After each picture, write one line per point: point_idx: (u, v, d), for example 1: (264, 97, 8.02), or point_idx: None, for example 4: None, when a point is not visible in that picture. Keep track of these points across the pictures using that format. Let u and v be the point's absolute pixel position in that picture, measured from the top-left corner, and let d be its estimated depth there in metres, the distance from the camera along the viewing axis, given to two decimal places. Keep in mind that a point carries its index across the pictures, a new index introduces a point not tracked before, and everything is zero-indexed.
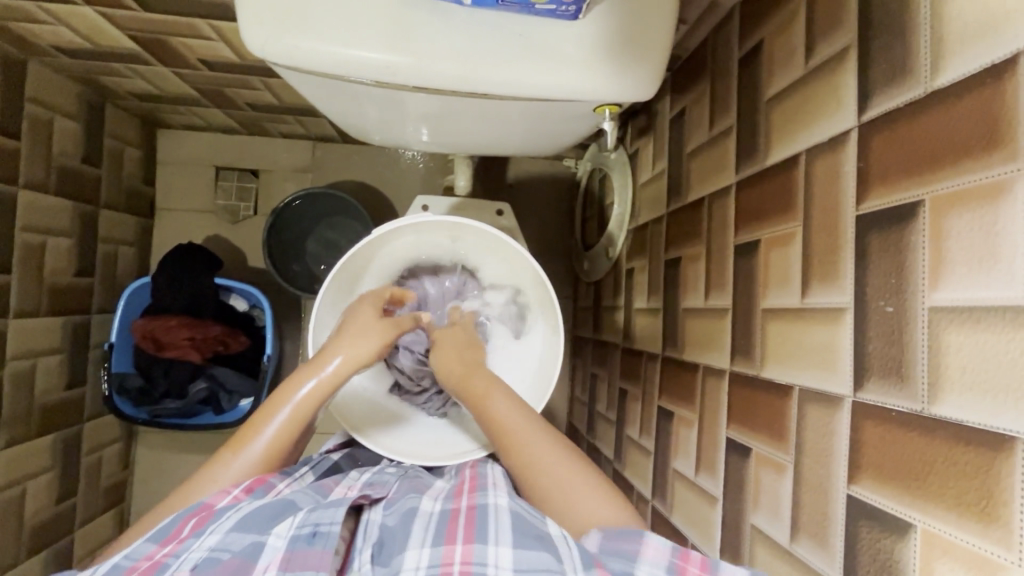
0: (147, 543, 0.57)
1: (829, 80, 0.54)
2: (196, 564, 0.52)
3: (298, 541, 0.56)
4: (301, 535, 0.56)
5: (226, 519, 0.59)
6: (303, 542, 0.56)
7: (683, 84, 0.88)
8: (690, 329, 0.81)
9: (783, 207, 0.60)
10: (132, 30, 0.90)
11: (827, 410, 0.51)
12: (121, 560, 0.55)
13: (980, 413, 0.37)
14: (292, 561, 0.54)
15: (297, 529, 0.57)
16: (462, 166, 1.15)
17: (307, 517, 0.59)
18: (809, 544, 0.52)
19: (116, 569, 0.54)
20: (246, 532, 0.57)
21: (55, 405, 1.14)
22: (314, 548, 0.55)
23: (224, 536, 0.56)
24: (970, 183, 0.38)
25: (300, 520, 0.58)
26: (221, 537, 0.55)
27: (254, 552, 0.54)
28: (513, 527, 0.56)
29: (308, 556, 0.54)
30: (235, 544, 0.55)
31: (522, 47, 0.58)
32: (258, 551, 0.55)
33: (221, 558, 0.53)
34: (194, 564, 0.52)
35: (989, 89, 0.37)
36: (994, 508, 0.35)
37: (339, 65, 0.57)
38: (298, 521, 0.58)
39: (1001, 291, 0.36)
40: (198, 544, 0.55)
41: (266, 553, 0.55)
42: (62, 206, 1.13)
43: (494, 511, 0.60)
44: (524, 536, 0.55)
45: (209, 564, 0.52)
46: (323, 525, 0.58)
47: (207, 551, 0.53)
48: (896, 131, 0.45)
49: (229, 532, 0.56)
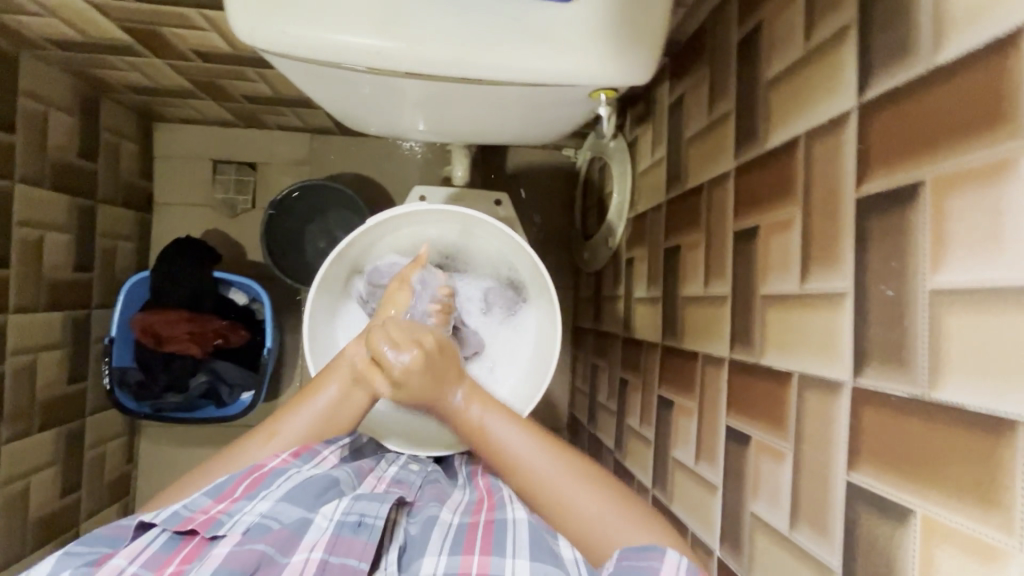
0: (205, 496, 0.62)
1: (830, 60, 0.52)
2: (247, 529, 0.58)
3: (344, 527, 0.59)
4: (346, 523, 0.59)
5: (276, 486, 0.63)
6: (349, 529, 0.59)
7: (681, 68, 0.87)
8: (690, 318, 0.80)
9: (782, 191, 0.59)
10: (124, 21, 0.89)
11: (827, 396, 0.50)
12: (181, 509, 0.60)
13: (982, 397, 0.36)
14: (337, 544, 0.58)
15: (343, 514, 0.60)
16: (459, 156, 1.14)
17: (352, 504, 0.62)
18: (808, 532, 0.52)
19: (175, 516, 0.59)
20: (294, 504, 0.61)
21: (58, 399, 1.15)
22: (358, 538, 0.58)
23: (275, 504, 0.61)
24: (972, 162, 0.37)
25: (346, 506, 0.61)
26: (271, 505, 0.60)
27: (302, 527, 0.59)
28: (531, 542, 0.57)
29: (352, 544, 0.58)
30: (284, 515, 0.60)
31: (515, 31, 0.57)
32: (306, 526, 0.60)
33: (271, 527, 0.58)
34: (246, 529, 0.57)
35: (993, 64, 0.36)
36: (996, 494, 0.35)
37: (330, 52, 0.56)
38: (344, 507, 0.61)
39: (1003, 273, 0.35)
40: (251, 508, 0.60)
41: (312, 531, 0.59)
42: (59, 201, 1.13)
43: (512, 524, 0.61)
44: (540, 552, 0.56)
45: (259, 531, 0.57)
46: (368, 516, 0.60)
47: (258, 517, 0.59)
48: (897, 110, 0.44)
49: (279, 501, 0.61)
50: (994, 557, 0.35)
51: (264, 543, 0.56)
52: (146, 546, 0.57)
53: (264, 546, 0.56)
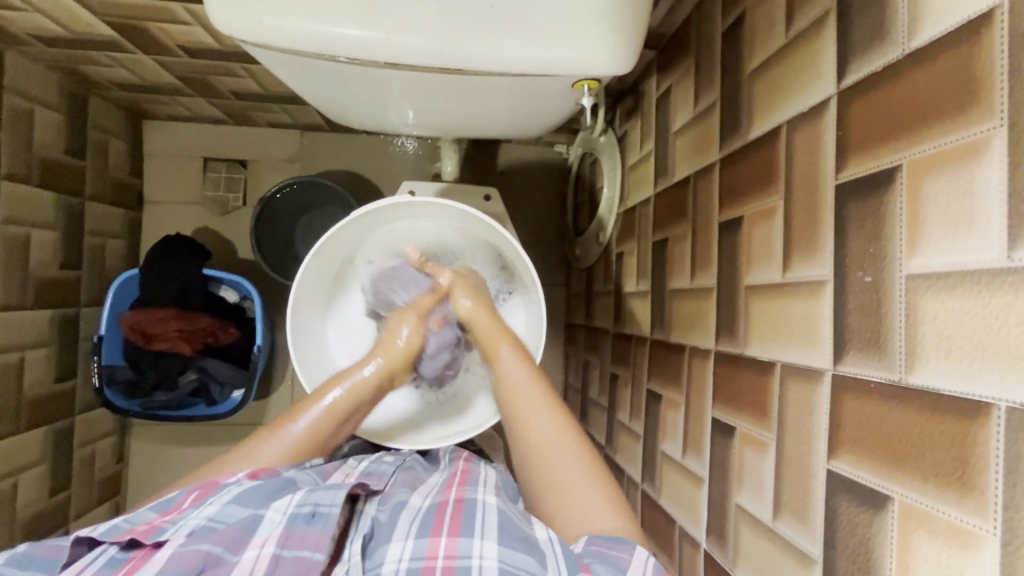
0: (149, 511, 0.62)
1: (809, 48, 0.52)
2: (192, 531, 0.56)
3: (297, 519, 0.59)
4: (300, 515, 0.59)
5: (225, 492, 0.61)
6: (302, 521, 0.59)
7: (668, 61, 0.87)
8: (677, 310, 0.80)
9: (765, 180, 0.58)
10: (108, 16, 0.89)
11: (808, 385, 0.50)
12: (121, 522, 0.59)
13: (956, 381, 0.36)
14: (291, 538, 0.57)
15: (297, 506, 0.60)
16: (448, 151, 1.14)
17: (307, 496, 0.61)
18: (790, 522, 0.51)
19: (115, 530, 0.58)
20: (242, 506, 0.60)
21: (46, 398, 1.14)
22: (313, 529, 0.58)
23: (223, 507, 0.59)
24: (945, 146, 0.37)
25: (300, 498, 0.60)
26: (219, 509, 0.59)
27: (252, 524, 0.58)
28: (500, 525, 0.57)
29: (307, 535, 0.58)
30: (232, 516, 0.58)
31: (495, 21, 0.57)
32: (256, 523, 0.58)
33: (216, 527, 0.57)
34: (190, 531, 0.56)
35: (965, 46, 0.36)
36: (970, 477, 0.34)
37: (309, 42, 0.56)
38: (297, 499, 0.60)
39: (976, 255, 0.35)
40: (196, 513, 0.58)
41: (263, 527, 0.58)
42: (46, 198, 1.12)
43: (482, 506, 0.61)
44: (508, 536, 0.56)
45: (205, 532, 0.56)
46: (322, 505, 0.60)
47: (204, 520, 0.57)
48: (873, 96, 0.44)
49: (227, 504, 0.59)
50: (968, 541, 0.34)
51: (209, 543, 0.55)
52: (86, 566, 0.55)
53: (210, 545, 0.55)
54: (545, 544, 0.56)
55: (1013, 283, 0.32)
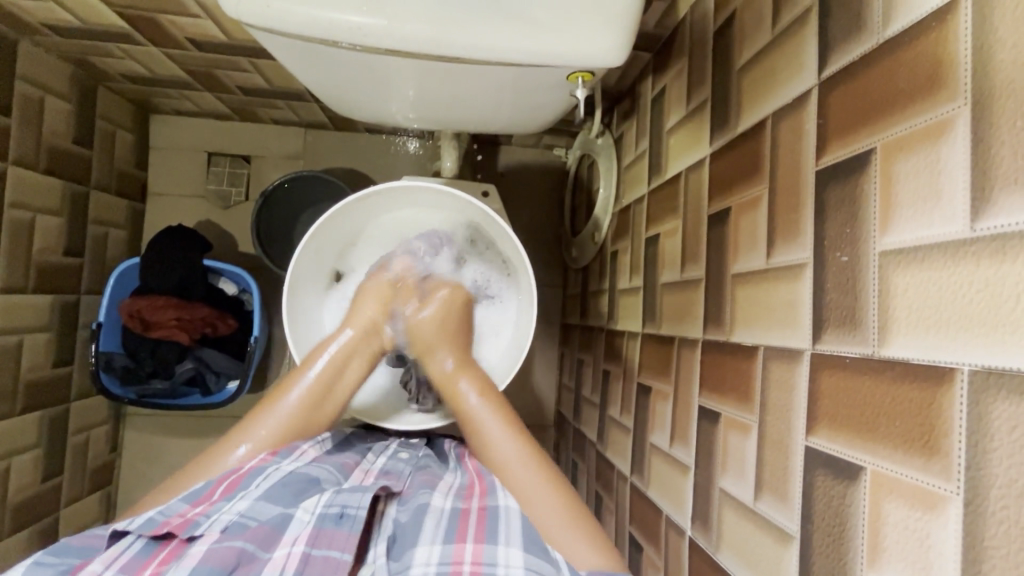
0: (181, 502, 0.62)
1: (793, 43, 0.54)
2: (226, 528, 0.57)
3: (326, 520, 0.59)
4: (328, 515, 0.60)
5: (255, 487, 0.63)
6: (331, 521, 0.59)
7: (663, 62, 0.89)
8: (667, 303, 0.81)
9: (751, 171, 0.60)
10: (121, 7, 0.92)
11: (789, 365, 0.51)
12: (156, 515, 0.59)
13: (924, 349, 0.37)
14: (319, 537, 0.58)
15: (325, 507, 0.61)
16: (448, 149, 1.16)
17: (333, 498, 0.62)
18: (771, 501, 0.52)
19: (150, 523, 0.58)
20: (273, 504, 0.61)
21: (43, 381, 1.15)
22: (341, 529, 0.59)
23: (253, 503, 0.61)
24: (914, 127, 0.39)
25: (327, 500, 0.62)
26: (250, 505, 0.60)
27: (282, 523, 0.59)
28: (524, 533, 0.58)
29: (335, 536, 0.58)
30: (262, 513, 0.60)
31: (493, 11, 0.59)
32: (286, 522, 0.60)
33: (248, 525, 0.58)
34: (224, 527, 0.57)
35: (933, 32, 0.38)
36: (935, 441, 0.36)
37: (314, 28, 0.58)
38: (325, 500, 0.62)
39: (942, 228, 0.36)
40: (229, 508, 0.60)
41: (293, 525, 0.59)
42: (52, 185, 1.14)
43: (506, 511, 0.62)
44: (531, 543, 0.56)
45: (238, 529, 0.57)
46: (349, 507, 0.61)
47: (237, 516, 0.58)
48: (851, 85, 0.46)
49: (257, 501, 0.61)
50: (933, 503, 0.36)
51: (242, 539, 0.55)
52: (122, 552, 0.55)
53: (243, 543, 0.55)
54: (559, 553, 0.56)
55: (975, 252, 0.34)
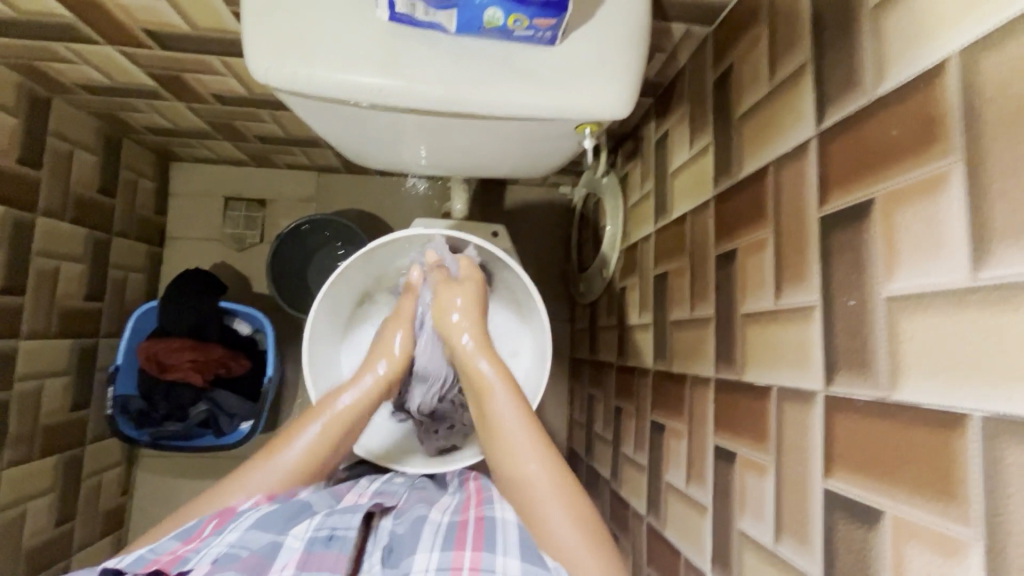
0: (172, 540, 0.60)
1: (791, 95, 0.57)
2: (216, 559, 0.55)
3: (316, 542, 0.59)
4: (318, 539, 0.60)
5: (244, 519, 0.62)
6: (320, 544, 0.59)
7: (665, 108, 0.93)
8: (678, 341, 0.82)
9: (756, 215, 0.62)
10: (150, 68, 0.97)
11: (803, 407, 0.51)
12: (146, 553, 0.59)
13: (936, 394, 0.38)
14: (309, 561, 0.57)
15: (314, 531, 0.61)
16: (459, 191, 1.20)
17: (324, 520, 0.62)
18: (792, 544, 0.52)
19: (140, 560, 0.58)
20: (264, 531, 0.60)
21: (60, 425, 1.16)
22: (331, 550, 0.59)
23: (243, 533, 0.59)
24: (912, 179, 0.41)
25: (318, 523, 0.62)
26: (240, 535, 0.59)
27: (272, 551, 0.58)
28: (519, 542, 0.60)
29: (325, 557, 0.58)
30: (254, 542, 0.58)
31: (503, 71, 0.63)
32: (276, 550, 0.58)
33: (240, 555, 0.56)
34: (214, 560, 0.55)
35: (923, 92, 0.41)
36: (952, 487, 0.36)
37: (336, 89, 0.62)
38: (315, 524, 0.61)
39: (946, 276, 0.38)
40: (219, 540, 0.58)
41: (283, 553, 0.58)
42: (76, 233, 1.18)
43: (501, 523, 0.63)
44: (529, 554, 0.57)
45: (228, 560, 0.55)
46: (339, 529, 0.61)
47: (227, 547, 0.57)
48: (849, 137, 0.48)
49: (249, 530, 0.59)
50: (955, 548, 0.36)
51: (235, 569, 0.54)
52: None
53: (235, 572, 0.54)
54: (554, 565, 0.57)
55: (980, 301, 0.35)
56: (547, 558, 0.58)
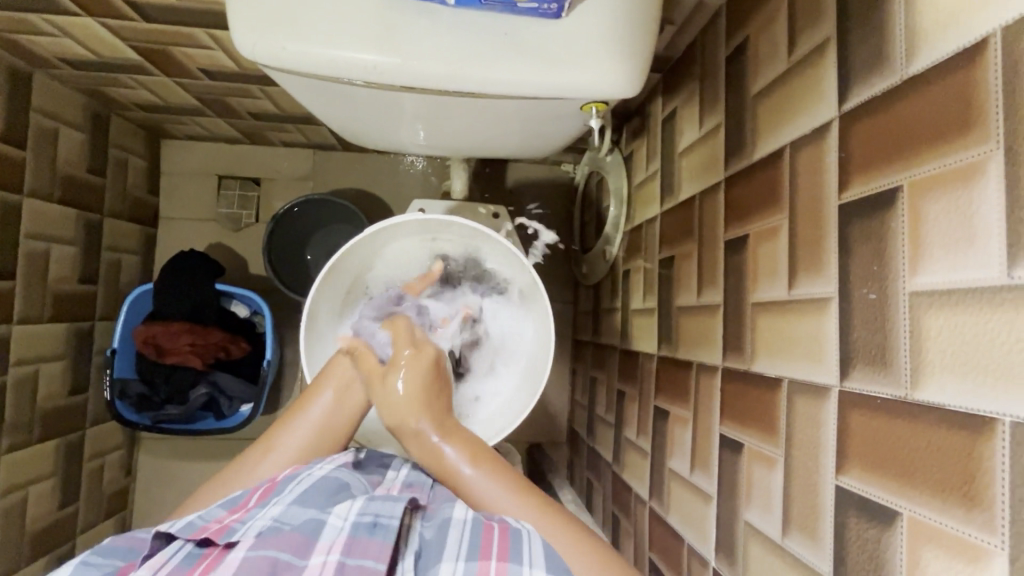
0: (217, 508, 0.60)
1: (811, 72, 0.54)
2: (258, 533, 0.53)
3: (360, 528, 0.53)
4: (361, 524, 0.53)
5: (288, 493, 0.60)
6: (364, 530, 0.53)
7: (674, 84, 0.89)
8: (684, 326, 0.81)
9: (769, 200, 0.60)
10: (134, 41, 0.92)
11: (816, 401, 0.50)
12: (195, 519, 0.57)
13: (961, 396, 0.36)
14: (353, 547, 0.51)
15: (357, 515, 0.54)
16: (458, 170, 1.16)
17: (367, 504, 0.56)
18: (800, 538, 0.51)
19: (189, 527, 0.56)
20: (304, 508, 0.57)
21: (59, 410, 1.16)
22: (375, 538, 0.52)
23: (287, 508, 0.57)
24: (945, 167, 0.38)
25: (361, 507, 0.56)
26: (283, 510, 0.57)
27: (314, 530, 0.53)
28: (550, 553, 0.49)
29: (368, 546, 0.51)
30: (294, 519, 0.55)
31: (505, 46, 0.59)
32: (318, 529, 0.54)
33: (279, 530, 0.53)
34: (257, 533, 0.53)
35: (962, 72, 0.38)
36: (976, 492, 0.35)
37: (328, 66, 0.58)
38: (357, 508, 0.55)
39: (977, 272, 0.36)
40: (262, 514, 0.57)
41: (326, 532, 0.53)
42: (67, 215, 1.15)
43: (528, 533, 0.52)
44: (561, 565, 0.48)
45: (268, 535, 0.52)
46: (382, 516, 0.54)
47: (269, 522, 0.55)
48: (874, 120, 0.45)
49: (291, 506, 0.57)
50: (977, 555, 0.35)
51: (273, 548, 0.50)
52: (168, 560, 0.51)
53: (276, 552, 0.50)
54: None
55: (1013, 300, 0.33)
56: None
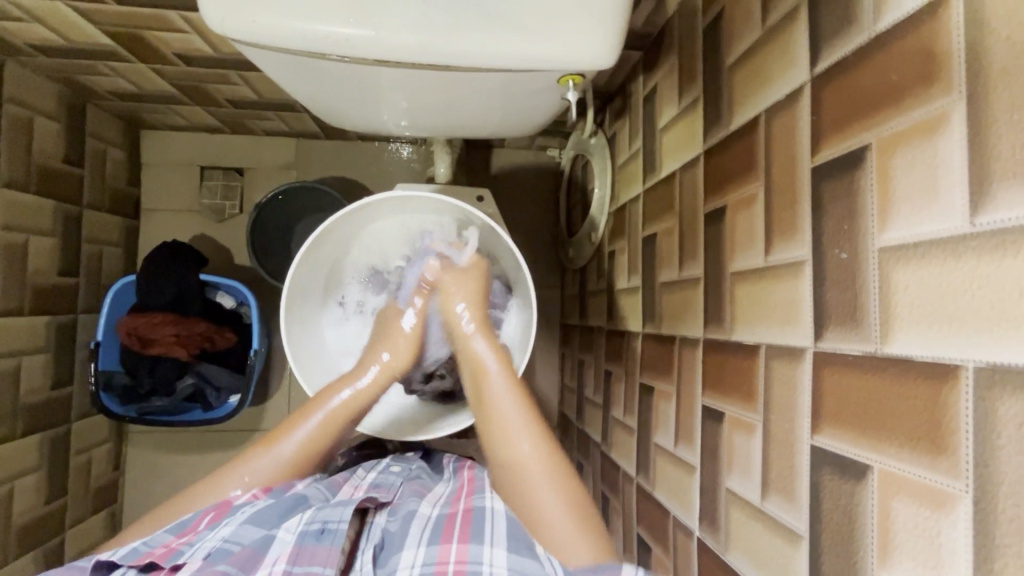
0: (165, 533, 0.63)
1: (784, 37, 0.54)
2: (208, 554, 0.57)
3: (307, 536, 0.59)
4: (309, 532, 0.59)
5: (239, 513, 0.63)
6: (312, 537, 0.59)
7: (654, 60, 0.89)
8: (666, 302, 0.81)
9: (746, 169, 0.60)
10: (107, 25, 0.91)
11: (792, 363, 0.50)
12: (141, 545, 0.60)
13: (927, 346, 0.37)
14: (301, 554, 0.57)
15: (306, 524, 0.60)
16: (442, 154, 1.15)
17: (315, 514, 0.62)
18: (778, 500, 0.52)
19: (135, 553, 0.59)
20: (257, 526, 0.61)
21: (43, 403, 1.15)
22: (322, 545, 0.58)
23: (239, 527, 0.60)
24: (911, 121, 0.38)
25: (308, 517, 0.61)
26: (234, 529, 0.60)
27: (265, 544, 0.59)
28: (508, 533, 0.60)
29: (316, 551, 0.57)
30: (246, 536, 0.59)
31: (478, 17, 0.59)
32: (269, 543, 0.59)
33: (232, 549, 0.57)
34: (207, 555, 0.56)
35: (926, 24, 0.38)
36: (942, 439, 0.35)
37: (300, 41, 0.58)
38: (307, 518, 0.61)
39: (943, 222, 0.36)
40: (213, 535, 0.60)
41: (276, 545, 0.59)
42: (45, 206, 1.14)
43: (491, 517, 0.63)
44: (517, 544, 0.58)
45: (222, 554, 0.56)
46: (330, 522, 0.60)
47: (221, 542, 0.58)
48: (844, 79, 0.45)
49: (243, 524, 0.60)
50: (942, 501, 0.35)
51: (225, 563, 0.55)
52: None
53: (226, 566, 0.55)
54: (543, 553, 0.58)
55: (977, 247, 0.34)
56: (536, 549, 0.58)
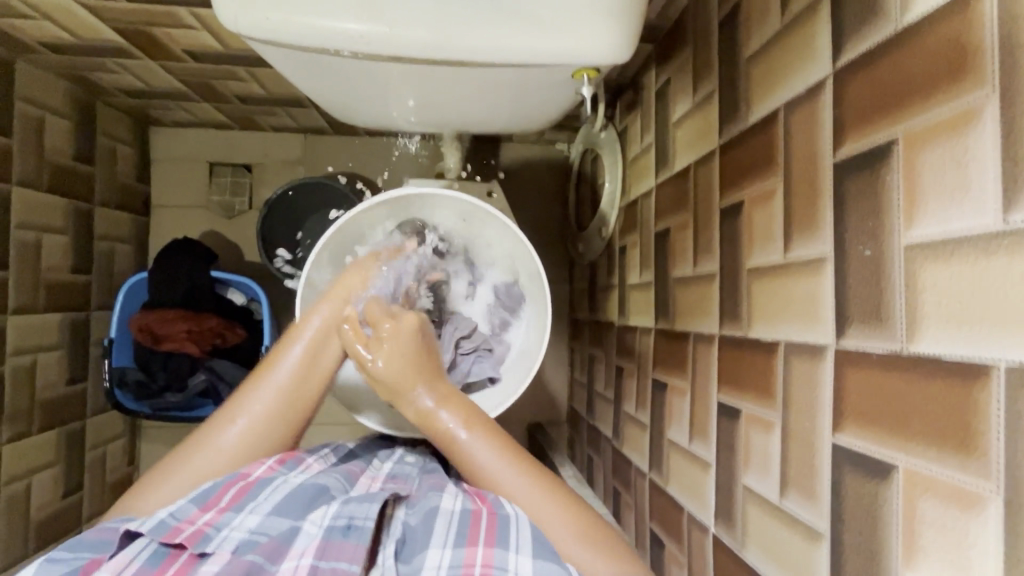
0: (190, 504, 0.62)
1: (805, 30, 0.53)
2: (236, 546, 0.58)
3: (333, 531, 0.59)
4: (336, 527, 0.60)
5: (264, 500, 0.63)
6: (339, 533, 0.59)
7: (666, 53, 0.88)
8: (680, 298, 0.81)
9: (764, 164, 0.59)
10: (116, 22, 0.91)
11: (813, 361, 0.50)
12: (167, 517, 0.59)
13: (956, 345, 0.36)
14: (326, 549, 0.57)
15: (331, 519, 0.61)
16: (451, 149, 1.15)
17: (341, 509, 0.62)
18: (797, 497, 0.52)
19: (162, 527, 0.58)
20: (282, 516, 0.61)
21: (59, 399, 1.16)
22: (349, 540, 0.58)
23: (265, 518, 0.61)
24: (941, 115, 0.38)
25: (335, 511, 0.62)
26: (260, 520, 0.61)
27: (291, 536, 0.59)
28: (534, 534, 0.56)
29: (343, 547, 0.57)
30: (272, 528, 0.60)
31: (491, 11, 0.58)
32: (294, 535, 0.59)
33: (259, 541, 0.58)
34: (235, 547, 0.57)
35: (958, 16, 0.37)
36: (971, 439, 0.35)
37: (312, 38, 0.58)
38: (333, 512, 0.62)
39: (974, 219, 0.35)
40: (238, 524, 0.60)
41: (301, 538, 0.59)
42: (57, 204, 1.14)
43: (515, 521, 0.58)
44: (541, 546, 0.55)
45: (248, 547, 0.57)
46: (356, 518, 0.61)
47: (247, 533, 0.59)
48: (869, 73, 0.44)
49: (268, 516, 0.61)
50: (972, 502, 0.35)
51: (251, 554, 0.56)
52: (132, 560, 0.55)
53: (253, 556, 0.56)
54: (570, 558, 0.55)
55: (1010, 245, 0.33)
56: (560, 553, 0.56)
